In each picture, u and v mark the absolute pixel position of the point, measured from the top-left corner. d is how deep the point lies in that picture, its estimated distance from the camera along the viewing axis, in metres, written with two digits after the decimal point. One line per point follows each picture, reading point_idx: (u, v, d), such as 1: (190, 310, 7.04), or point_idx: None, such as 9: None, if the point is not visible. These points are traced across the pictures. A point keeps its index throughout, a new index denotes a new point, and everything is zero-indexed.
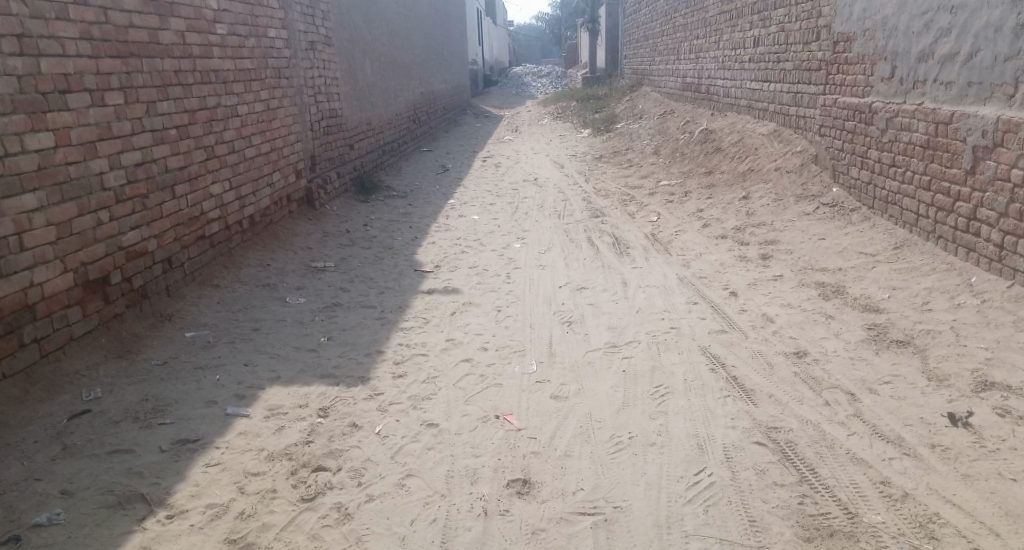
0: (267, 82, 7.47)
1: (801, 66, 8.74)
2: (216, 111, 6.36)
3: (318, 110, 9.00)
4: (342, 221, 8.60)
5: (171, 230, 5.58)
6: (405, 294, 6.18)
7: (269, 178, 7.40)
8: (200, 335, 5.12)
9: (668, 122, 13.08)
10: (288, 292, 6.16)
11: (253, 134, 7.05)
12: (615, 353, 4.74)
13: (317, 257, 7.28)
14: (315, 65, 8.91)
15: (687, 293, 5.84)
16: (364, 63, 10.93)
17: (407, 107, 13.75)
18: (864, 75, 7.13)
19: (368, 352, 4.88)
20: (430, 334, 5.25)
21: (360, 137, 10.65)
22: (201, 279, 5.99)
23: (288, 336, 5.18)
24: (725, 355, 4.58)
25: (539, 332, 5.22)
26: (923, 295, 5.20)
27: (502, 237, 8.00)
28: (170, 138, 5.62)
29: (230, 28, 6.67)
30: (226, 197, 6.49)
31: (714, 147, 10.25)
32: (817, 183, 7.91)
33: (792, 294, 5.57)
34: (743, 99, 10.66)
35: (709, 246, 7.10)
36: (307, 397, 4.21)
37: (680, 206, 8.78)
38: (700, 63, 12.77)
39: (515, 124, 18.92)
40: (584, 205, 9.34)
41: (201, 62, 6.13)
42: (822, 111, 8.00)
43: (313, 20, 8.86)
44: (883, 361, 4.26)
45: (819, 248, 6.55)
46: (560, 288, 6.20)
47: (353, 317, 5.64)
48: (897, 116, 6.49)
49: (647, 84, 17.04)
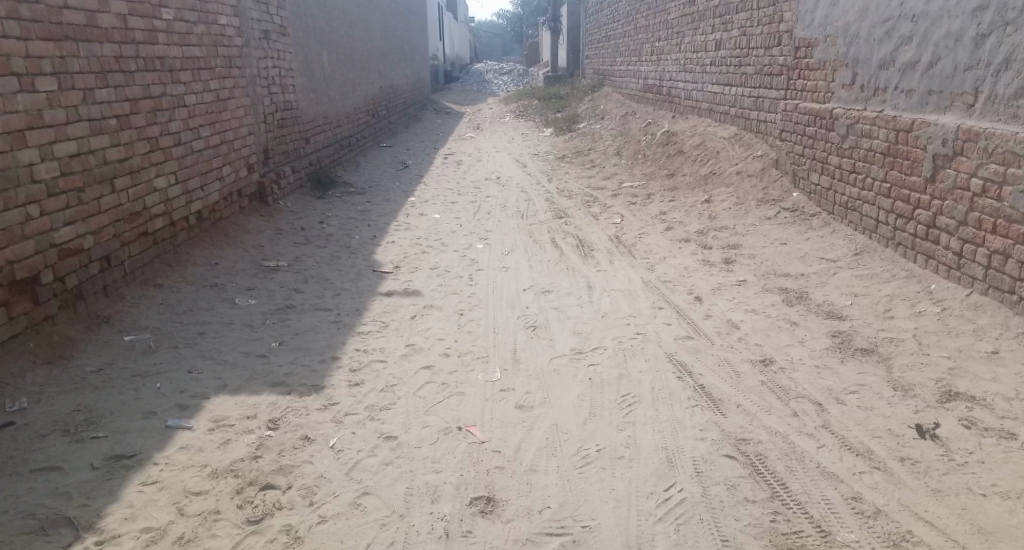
0: (218, 71, 7.18)
1: (762, 70, 8.74)
2: (162, 101, 6.08)
3: (272, 102, 8.71)
4: (297, 219, 8.34)
5: (110, 225, 5.33)
6: (362, 296, 5.98)
7: (219, 173, 7.13)
8: (140, 341, 4.89)
9: (630, 123, 13.04)
10: (238, 294, 5.91)
11: (201, 126, 6.77)
12: (579, 361, 4.63)
13: (271, 255, 7.02)
14: (269, 56, 8.62)
15: (651, 297, 5.75)
16: (321, 56, 10.65)
17: (366, 101, 13.49)
18: (826, 81, 7.14)
19: (322, 359, 4.69)
20: (388, 339, 5.07)
21: (316, 132, 10.38)
22: (144, 278, 5.73)
23: (238, 341, 4.95)
24: (691, 363, 4.49)
25: (502, 337, 5.07)
26: (885, 302, 5.19)
27: (463, 238, 7.83)
28: (110, 128, 5.35)
29: (178, 14, 6.38)
30: (172, 191, 6.21)
31: (676, 150, 10.23)
32: (778, 188, 7.92)
33: (757, 299, 5.52)
34: (705, 102, 10.66)
35: (673, 250, 7.05)
36: (255, 408, 4.02)
37: (643, 208, 8.73)
38: (662, 65, 12.75)
39: (477, 122, 18.73)
40: (547, 205, 9.23)
41: (145, 48, 5.85)
42: (783, 116, 8.01)
43: (267, 10, 8.58)
44: (849, 370, 4.21)
45: (781, 253, 6.53)
46: (523, 290, 6.07)
47: (307, 320, 5.42)
48: (858, 122, 6.50)
49: (609, 84, 17.00)
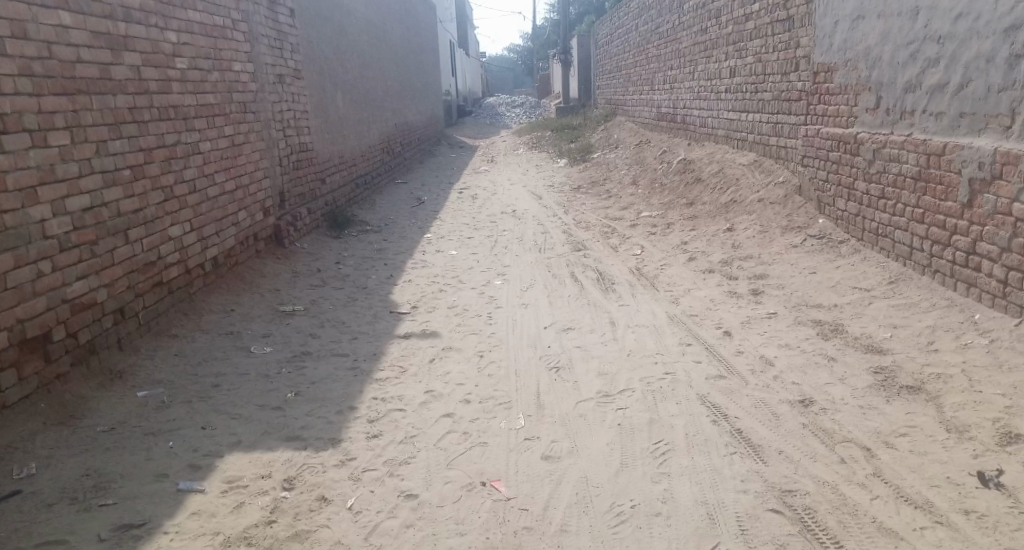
0: (232, 117, 7.12)
1: (779, 96, 8.57)
2: (176, 149, 6.00)
3: (287, 144, 8.65)
4: (313, 260, 8.22)
5: (124, 277, 5.21)
6: (380, 339, 5.81)
7: (234, 218, 7.03)
8: (154, 396, 4.74)
9: (646, 152, 12.90)
10: (252, 341, 5.76)
11: (216, 172, 6.69)
12: (607, 405, 4.41)
13: (286, 299, 6.89)
14: (283, 98, 8.58)
15: (679, 333, 5.54)
16: (336, 96, 10.63)
17: (380, 139, 13.46)
18: (848, 105, 6.95)
19: (339, 410, 4.51)
20: (407, 385, 4.88)
21: (331, 171, 10.31)
22: (158, 328, 5.60)
23: (253, 393, 4.78)
24: (725, 406, 4.25)
25: (525, 380, 4.87)
26: (926, 334, 4.94)
27: (481, 274, 7.66)
28: (123, 179, 5.26)
29: (192, 62, 6.34)
30: (187, 239, 6.10)
31: (694, 178, 10.05)
32: (803, 214, 7.70)
33: (790, 333, 5.29)
34: (721, 128, 10.50)
35: (697, 281, 6.84)
36: (269, 466, 3.85)
37: (663, 238, 8.53)
38: (675, 93, 12.64)
39: (491, 154, 18.69)
40: (565, 238, 9.06)
41: (159, 98, 5.79)
42: (804, 141, 7.81)
43: (280, 53, 8.56)
44: (896, 410, 3.98)
45: (811, 282, 6.30)
46: (544, 329, 5.87)
47: (323, 367, 5.25)
48: (885, 146, 6.30)
49: (622, 114, 16.90)
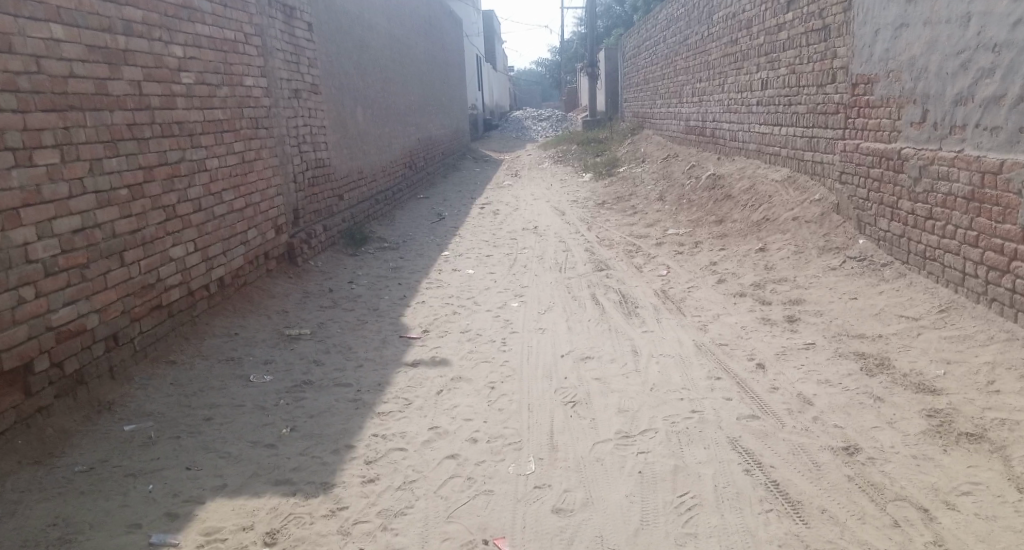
0: (243, 133, 6.84)
1: (815, 109, 8.12)
2: (180, 167, 5.72)
3: (302, 159, 8.36)
4: (326, 279, 7.91)
5: (118, 301, 4.91)
6: (386, 367, 5.45)
7: (243, 236, 6.74)
8: (142, 431, 4.41)
9: (673, 166, 12.48)
10: (252, 369, 5.42)
11: (224, 190, 6.41)
12: (627, 448, 3.99)
13: (293, 321, 6.57)
14: (299, 113, 8.31)
15: (707, 364, 5.11)
16: (355, 110, 10.37)
17: (401, 153, 13.20)
18: (890, 119, 6.48)
19: (335, 449, 4.15)
20: (410, 420, 4.51)
21: (348, 186, 10.02)
22: (155, 354, 5.30)
23: (246, 428, 4.43)
24: (759, 452, 3.82)
25: (538, 417, 4.48)
26: (984, 371, 4.47)
27: (498, 295, 7.29)
28: (120, 199, 4.98)
29: (199, 77, 6.07)
30: (191, 260, 5.81)
31: (724, 194, 9.61)
32: (842, 234, 7.23)
33: (830, 367, 4.84)
34: (752, 143, 10.04)
35: (727, 306, 6.39)
36: (252, 515, 3.52)
37: (691, 258, 8.09)
38: (704, 106, 12.22)
39: (515, 168, 18.37)
40: (587, 256, 8.66)
41: (161, 113, 5.51)
42: (842, 157, 7.35)
43: (296, 66, 8.30)
44: (954, 462, 3.53)
45: (852, 309, 5.85)
46: (562, 357, 5.47)
47: (324, 398, 4.90)
48: (932, 163, 5.83)
49: (649, 127, 16.49)
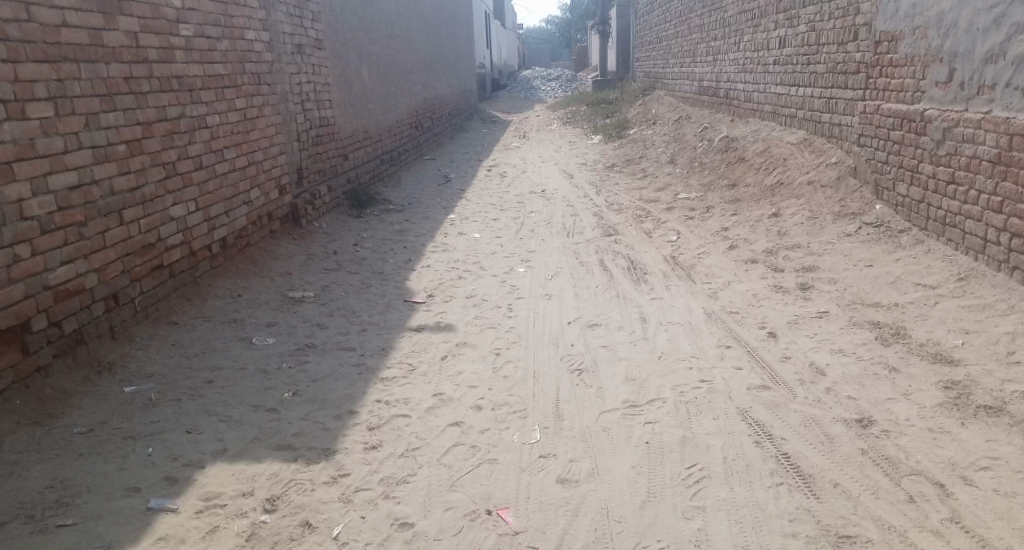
0: (245, 89, 6.68)
1: (834, 69, 7.88)
2: (180, 123, 5.59)
3: (306, 118, 8.20)
4: (331, 241, 7.81)
5: (117, 261, 4.83)
6: (390, 332, 5.37)
7: (246, 196, 6.62)
8: (142, 393, 4.35)
9: (685, 129, 12.24)
10: (255, 332, 5.34)
11: (225, 148, 6.28)
12: (634, 418, 3.92)
13: (297, 283, 6.48)
14: (303, 69, 8.12)
15: (717, 332, 5.00)
16: (361, 67, 10.16)
17: (408, 113, 12.99)
18: (914, 78, 6.27)
19: (338, 414, 4.08)
20: (414, 387, 4.44)
21: (353, 146, 9.86)
22: (156, 315, 5.22)
23: (248, 392, 4.37)
24: (770, 424, 3.74)
25: (545, 385, 4.40)
26: (1004, 342, 4.35)
27: (504, 260, 7.18)
28: (117, 155, 4.86)
29: (199, 29, 5.90)
30: (192, 219, 5.71)
31: (737, 157, 9.41)
32: (858, 199, 7.05)
33: (844, 337, 4.73)
34: (767, 104, 9.81)
35: (738, 273, 6.26)
36: (253, 481, 3.46)
37: (702, 223, 7.94)
38: (718, 66, 11.94)
39: (524, 130, 18.12)
40: (595, 221, 8.52)
41: (159, 67, 5.36)
42: (861, 118, 7.15)
43: (300, 20, 8.10)
44: (972, 436, 3.44)
45: (867, 277, 5.71)
46: (569, 324, 5.37)
47: (327, 362, 4.83)
48: (957, 125, 5.64)
49: (661, 87, 16.19)
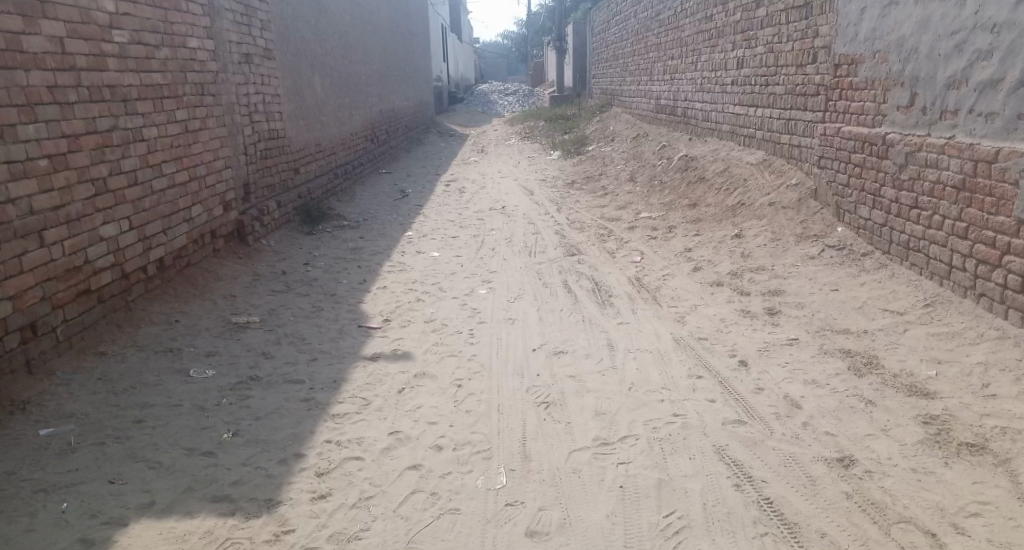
0: (186, 100, 6.31)
1: (794, 89, 7.83)
2: (112, 136, 5.20)
3: (254, 131, 7.83)
4: (280, 261, 7.44)
5: (36, 286, 4.45)
6: (343, 361, 5.05)
7: (187, 213, 6.23)
8: (61, 436, 3.96)
9: (644, 146, 12.16)
10: (194, 362, 4.97)
11: (164, 162, 5.90)
12: (606, 458, 3.70)
13: (242, 307, 6.11)
14: (250, 81, 7.76)
15: (686, 361, 4.81)
16: (313, 79, 9.82)
17: (363, 126, 12.65)
18: (874, 101, 6.22)
19: (283, 458, 3.79)
20: (368, 425, 4.14)
21: (305, 160, 9.49)
22: (82, 346, 4.82)
23: (182, 433, 4.02)
24: (749, 464, 3.56)
25: (510, 420, 4.15)
26: (978, 374, 4.24)
27: (464, 281, 6.91)
28: (38, 170, 4.50)
29: (135, 36, 5.54)
30: (125, 239, 5.32)
31: (697, 176, 9.32)
32: (820, 221, 6.99)
33: (816, 366, 4.58)
34: (726, 124, 9.76)
35: (704, 296, 6.11)
36: (183, 542, 3.20)
37: (665, 243, 7.79)
38: (676, 84, 11.89)
39: (482, 145, 17.89)
40: (557, 240, 8.31)
41: (90, 76, 4.99)
42: (821, 140, 7.09)
43: (248, 30, 7.74)
44: (958, 478, 3.33)
45: (834, 302, 5.61)
46: (532, 351, 5.13)
47: (272, 397, 4.49)
48: (920, 150, 5.59)
49: (618, 104, 16.13)
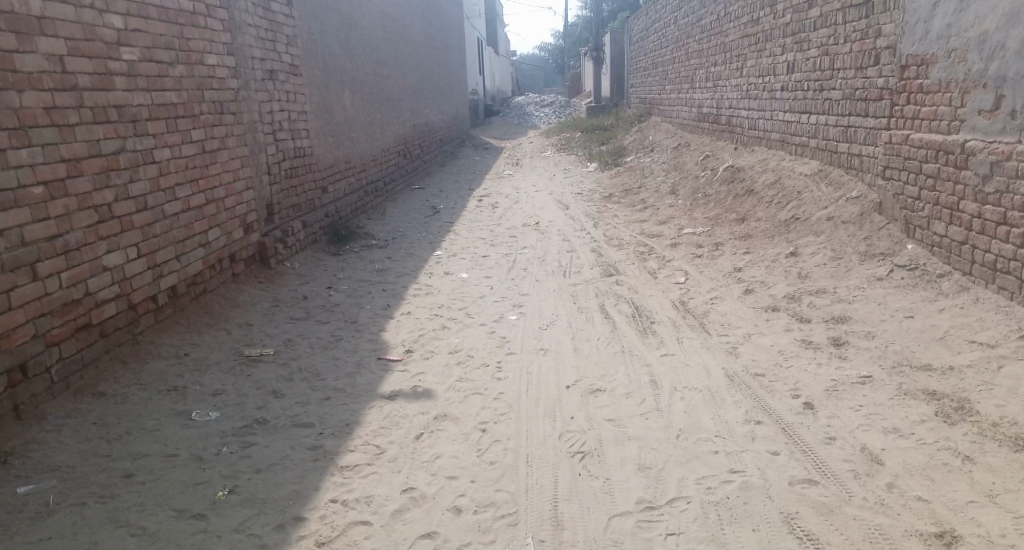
0: (204, 119, 5.91)
1: (853, 94, 7.17)
2: (118, 158, 4.80)
3: (278, 149, 7.43)
4: (301, 284, 7.00)
5: (26, 323, 4.05)
6: (357, 400, 4.56)
7: (202, 238, 5.82)
8: (40, 494, 3.52)
9: (686, 156, 11.54)
10: (197, 403, 4.52)
11: (178, 185, 5.50)
12: (653, 528, 3.19)
13: (256, 337, 5.67)
14: (274, 96, 7.37)
15: (742, 402, 4.21)
16: (342, 94, 9.42)
17: (395, 140, 12.25)
18: (950, 105, 5.55)
19: (280, 523, 3.32)
20: (381, 479, 3.64)
21: (333, 177, 9.08)
22: (80, 385, 4.41)
23: (173, 490, 3.56)
24: (827, 540, 3.04)
25: (544, 474, 3.63)
26: None
27: (494, 306, 6.39)
28: (31, 198, 4.12)
29: (146, 53, 5.15)
30: (133, 268, 4.91)
31: (745, 189, 8.69)
32: (886, 237, 6.31)
33: (896, 411, 3.95)
34: (775, 132, 9.11)
35: (759, 324, 5.48)
36: None
37: (712, 262, 7.18)
38: (719, 91, 11.27)
39: (517, 157, 17.43)
40: (594, 259, 7.76)
41: (93, 96, 4.60)
42: (886, 149, 6.43)
43: (272, 43, 7.37)
44: None
45: (909, 331, 4.95)
46: (567, 389, 4.57)
47: (277, 444, 4.00)
48: (1008, 158, 4.92)
49: (657, 113, 15.54)
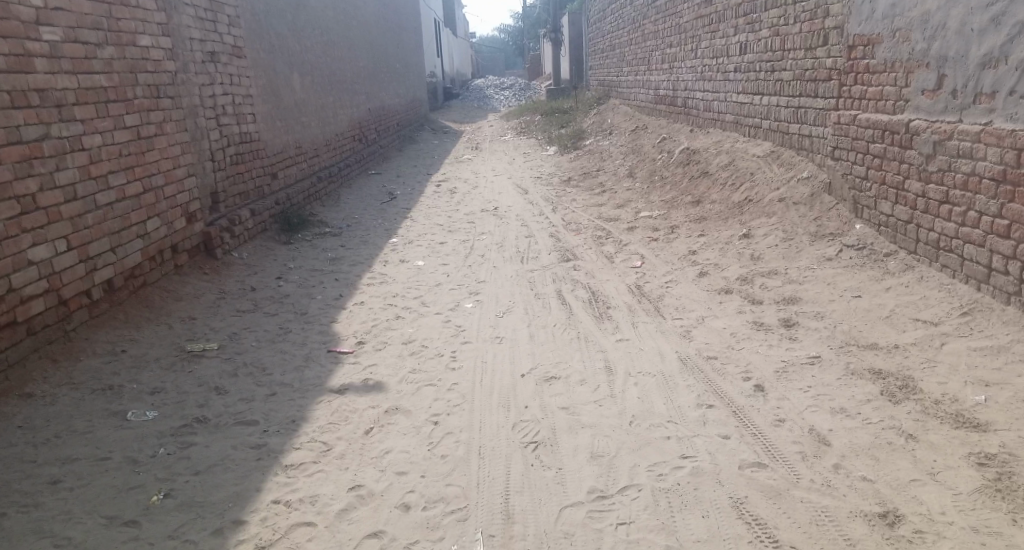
0: (139, 104, 5.71)
1: (803, 75, 7.21)
2: (41, 145, 4.63)
3: (221, 135, 7.23)
4: (250, 276, 6.86)
5: None
6: (306, 395, 4.47)
7: (139, 228, 5.64)
8: None
9: (644, 138, 11.55)
10: (134, 403, 4.39)
11: (112, 173, 5.32)
12: (604, 517, 3.19)
13: (201, 332, 5.53)
14: (216, 80, 7.16)
15: (694, 386, 4.22)
16: (291, 78, 9.21)
17: (349, 126, 12.06)
18: (895, 85, 5.60)
19: (217, 528, 3.24)
20: (327, 477, 3.58)
21: (283, 164, 8.89)
22: (5, 388, 4.26)
23: (104, 496, 3.46)
24: (774, 523, 3.07)
25: (495, 466, 3.60)
26: None
27: (450, 294, 6.33)
28: None
29: (71, 34, 4.95)
30: (63, 261, 4.75)
31: (700, 171, 8.72)
32: (836, 217, 6.39)
33: (844, 391, 3.99)
34: (729, 113, 9.15)
35: (711, 306, 5.51)
36: None
37: (668, 245, 7.20)
38: (675, 72, 11.28)
39: (476, 141, 17.30)
40: (550, 244, 7.73)
41: (9, 78, 4.42)
42: (835, 129, 6.48)
43: (212, 25, 7.15)
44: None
45: (857, 311, 5.02)
46: (521, 378, 4.54)
47: (220, 444, 3.91)
48: (950, 138, 4.99)
49: (616, 96, 15.54)
